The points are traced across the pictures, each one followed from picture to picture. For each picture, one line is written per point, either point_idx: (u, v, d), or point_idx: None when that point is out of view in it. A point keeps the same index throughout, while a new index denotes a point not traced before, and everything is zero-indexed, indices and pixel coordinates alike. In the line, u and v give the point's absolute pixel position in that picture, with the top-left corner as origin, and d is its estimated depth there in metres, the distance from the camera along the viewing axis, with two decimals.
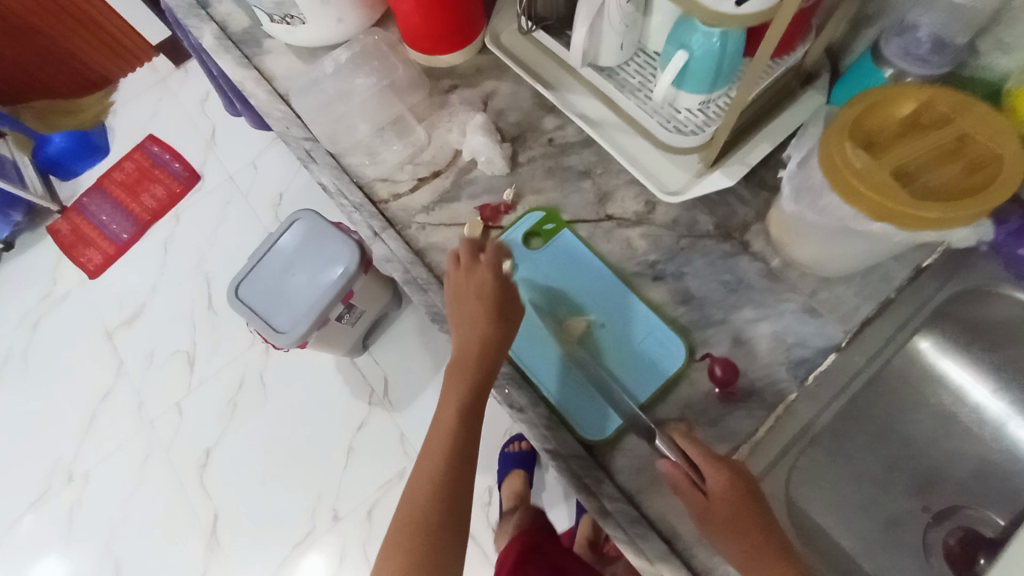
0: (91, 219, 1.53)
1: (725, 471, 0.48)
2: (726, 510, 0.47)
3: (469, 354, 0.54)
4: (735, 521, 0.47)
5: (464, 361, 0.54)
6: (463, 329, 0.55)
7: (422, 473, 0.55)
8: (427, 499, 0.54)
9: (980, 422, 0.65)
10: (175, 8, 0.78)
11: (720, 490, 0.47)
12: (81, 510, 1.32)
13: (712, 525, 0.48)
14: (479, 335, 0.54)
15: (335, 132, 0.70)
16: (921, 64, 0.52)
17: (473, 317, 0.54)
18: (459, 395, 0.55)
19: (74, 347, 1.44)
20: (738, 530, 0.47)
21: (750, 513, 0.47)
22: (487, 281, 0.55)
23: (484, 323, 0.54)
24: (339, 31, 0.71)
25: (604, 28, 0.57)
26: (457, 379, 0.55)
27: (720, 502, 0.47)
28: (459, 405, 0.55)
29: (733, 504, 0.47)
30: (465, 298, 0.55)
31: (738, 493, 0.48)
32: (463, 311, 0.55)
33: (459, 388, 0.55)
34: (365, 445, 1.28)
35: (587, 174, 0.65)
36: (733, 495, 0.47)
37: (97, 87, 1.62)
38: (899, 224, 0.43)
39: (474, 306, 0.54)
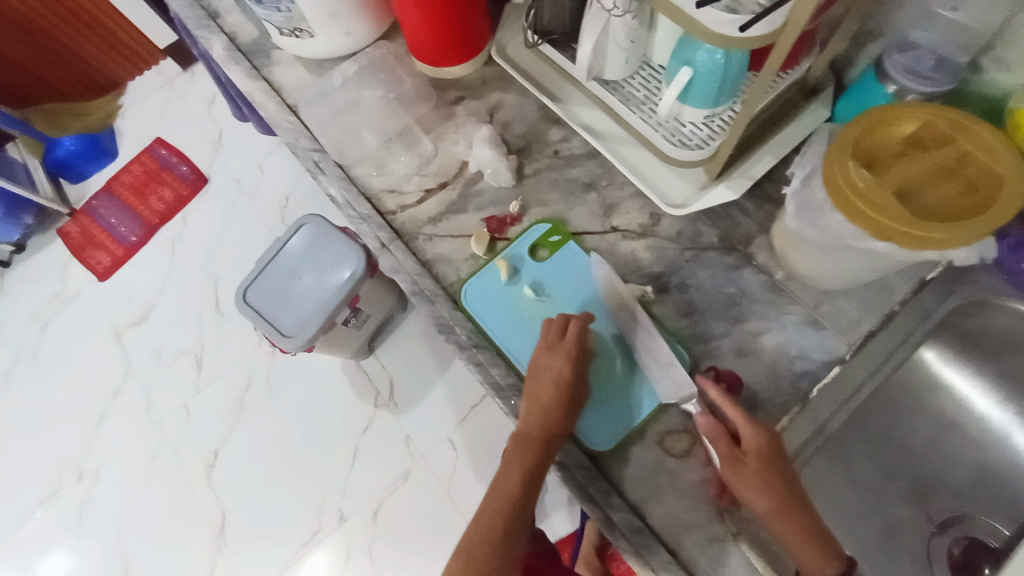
0: (100, 222, 1.55)
1: (757, 425, 0.51)
2: (756, 461, 0.50)
3: (539, 435, 0.53)
4: (763, 472, 0.49)
5: (533, 439, 0.54)
6: (535, 410, 0.54)
7: (474, 530, 0.56)
8: (477, 558, 0.54)
9: (982, 432, 0.66)
10: (185, 19, 0.79)
11: (752, 441, 0.51)
12: (90, 509, 1.33)
13: (743, 476, 0.49)
14: (551, 417, 0.53)
15: (343, 144, 0.71)
16: (924, 80, 0.53)
17: (547, 402, 0.54)
18: (523, 468, 0.54)
19: (83, 348, 1.45)
20: (766, 481, 0.49)
21: (777, 468, 0.50)
22: (567, 369, 0.54)
23: (558, 408, 0.54)
24: (347, 43, 0.72)
25: (609, 44, 0.57)
26: (522, 452, 0.54)
27: (751, 454, 0.50)
28: (521, 474, 0.55)
29: (762, 455, 0.50)
30: (541, 380, 0.55)
31: (769, 448, 0.51)
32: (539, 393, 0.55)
33: (523, 460, 0.54)
34: (370, 447, 1.29)
35: (592, 186, 0.66)
36: (763, 447, 0.50)
37: (106, 90, 1.64)
38: (900, 243, 0.44)
39: (551, 389, 0.54)
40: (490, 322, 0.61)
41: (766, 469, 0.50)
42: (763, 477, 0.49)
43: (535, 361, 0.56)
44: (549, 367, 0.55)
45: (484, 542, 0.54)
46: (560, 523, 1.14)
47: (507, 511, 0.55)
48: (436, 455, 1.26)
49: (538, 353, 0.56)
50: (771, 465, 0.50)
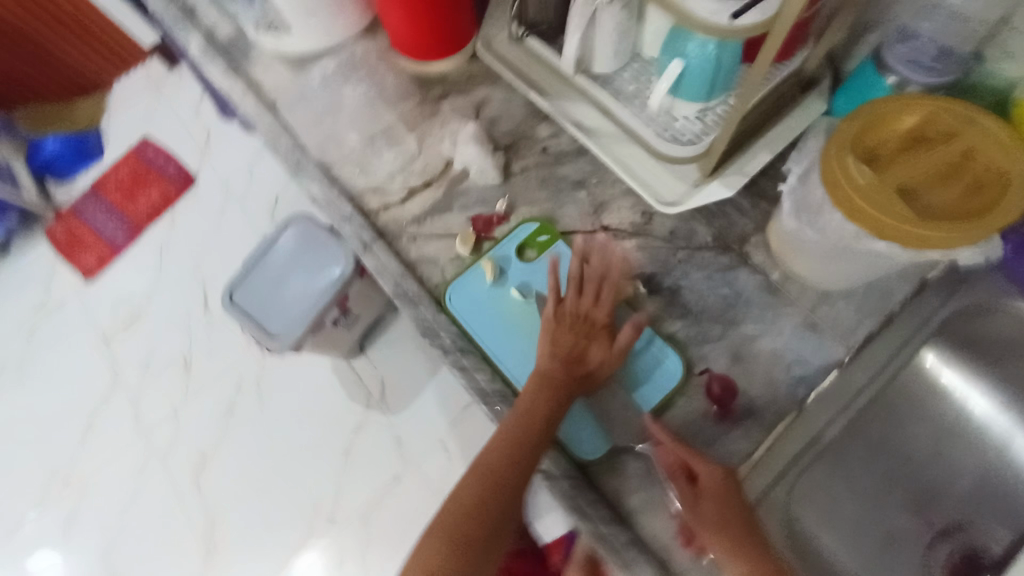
0: (87, 222, 1.52)
1: (715, 463, 0.49)
2: (714, 502, 0.48)
3: (566, 379, 0.53)
4: (721, 513, 0.48)
5: (558, 382, 0.53)
6: (565, 358, 0.54)
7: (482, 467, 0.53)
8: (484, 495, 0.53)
9: (985, 437, 0.64)
10: (163, 14, 0.76)
11: (709, 482, 0.49)
12: (78, 515, 1.31)
13: (700, 520, 0.48)
14: (579, 368, 0.54)
15: (324, 142, 0.68)
16: (925, 71, 0.51)
17: (572, 349, 0.54)
18: (545, 412, 0.52)
19: (70, 351, 1.43)
20: (723, 525, 0.47)
21: (735, 508, 0.48)
22: (599, 324, 0.56)
23: (589, 358, 0.54)
24: (327, 37, 0.70)
25: (598, 36, 0.55)
26: (545, 392, 0.53)
27: (708, 495, 0.48)
28: (544, 421, 0.52)
29: (720, 495, 0.48)
30: (571, 330, 0.55)
31: (727, 486, 0.49)
32: (572, 342, 0.55)
33: (546, 404, 0.52)
34: (362, 452, 1.27)
35: (582, 184, 0.63)
36: (721, 486, 0.49)
37: (89, 91, 1.60)
38: (904, 243, 0.41)
39: (582, 344, 0.55)
40: (476, 325, 0.59)
41: (721, 513, 0.48)
42: (718, 523, 0.47)
43: (559, 304, 0.56)
44: (588, 315, 0.56)
45: (490, 482, 0.53)
46: None
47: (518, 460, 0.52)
48: (429, 459, 1.24)
49: (560, 297, 0.57)
50: (726, 511, 0.48)
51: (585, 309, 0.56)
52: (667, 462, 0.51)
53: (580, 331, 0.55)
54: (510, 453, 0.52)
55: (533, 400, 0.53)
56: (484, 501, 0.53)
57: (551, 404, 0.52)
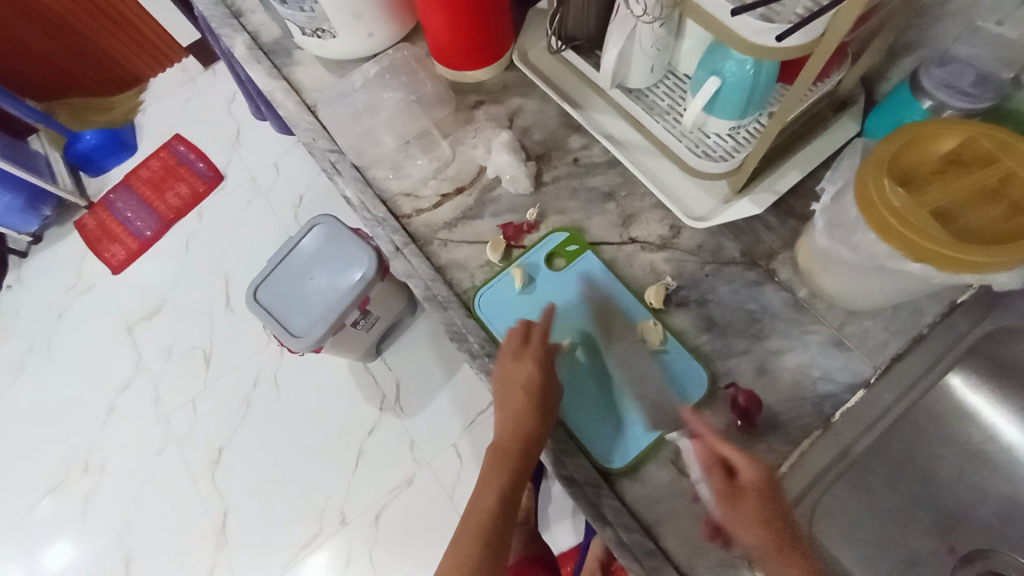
0: (117, 216, 1.56)
1: (755, 459, 0.48)
2: (755, 500, 0.47)
3: (511, 448, 0.54)
4: (762, 511, 0.47)
5: (507, 450, 0.55)
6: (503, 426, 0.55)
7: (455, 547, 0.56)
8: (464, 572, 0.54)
9: (1008, 461, 0.64)
10: (209, 17, 0.79)
11: (748, 478, 0.48)
12: (94, 500, 1.34)
13: (738, 515, 0.47)
14: (521, 436, 0.54)
15: (361, 146, 0.70)
16: (961, 96, 0.51)
17: (511, 414, 0.54)
18: (501, 481, 0.56)
19: (94, 339, 1.46)
20: (763, 523, 0.46)
21: (777, 509, 0.47)
22: (533, 381, 0.54)
23: (528, 416, 0.53)
24: (368, 45, 0.72)
25: (636, 51, 0.56)
26: (499, 465, 0.55)
27: (748, 491, 0.47)
28: (500, 490, 0.56)
29: (760, 492, 0.47)
30: (509, 394, 0.54)
31: (767, 485, 0.48)
32: (506, 407, 0.55)
33: (500, 473, 0.56)
34: (374, 451, 1.28)
35: (612, 196, 0.64)
36: (762, 484, 0.48)
37: (129, 86, 1.66)
38: (938, 265, 0.42)
39: (521, 407, 0.54)
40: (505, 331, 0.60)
41: (760, 513, 0.47)
42: (757, 522, 0.46)
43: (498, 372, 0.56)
44: (518, 372, 0.55)
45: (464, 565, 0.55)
46: (563, 535, 1.13)
47: (487, 526, 0.56)
48: (440, 460, 1.25)
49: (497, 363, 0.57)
50: (767, 512, 0.47)
51: (515, 369, 0.55)
52: (701, 455, 0.50)
53: (515, 393, 0.54)
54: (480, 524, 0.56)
55: (489, 470, 0.56)
56: None
57: (505, 471, 0.55)
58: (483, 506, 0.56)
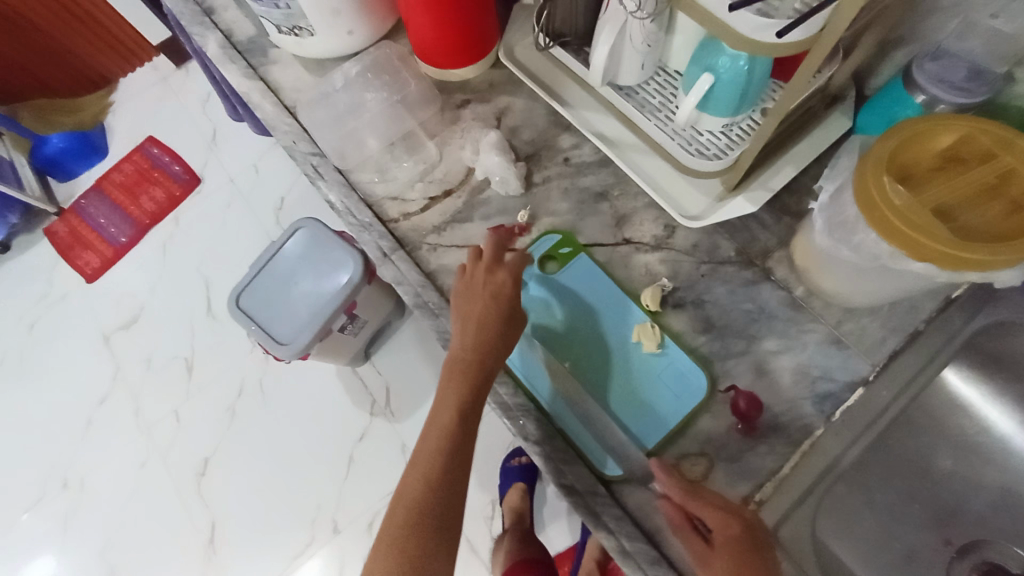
0: (88, 221, 1.51)
1: (730, 514, 0.46)
2: (729, 555, 0.45)
3: (471, 359, 0.53)
4: (738, 569, 0.44)
5: (464, 360, 0.53)
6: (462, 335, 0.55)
7: (414, 468, 0.54)
8: (421, 496, 0.52)
9: (1003, 451, 0.64)
10: (179, 15, 0.75)
11: (722, 533, 0.46)
12: (75, 517, 1.29)
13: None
14: (482, 340, 0.53)
15: (343, 149, 0.68)
16: (955, 91, 0.51)
17: (476, 320, 0.54)
18: (458, 393, 0.53)
19: (69, 351, 1.41)
20: None
21: (754, 566, 0.44)
22: (500, 292, 0.55)
23: (494, 321, 0.54)
24: (348, 42, 0.69)
25: (627, 49, 0.55)
26: (456, 382, 0.53)
27: (722, 547, 0.45)
28: (458, 410, 0.53)
29: (736, 549, 0.45)
30: (477, 301, 0.55)
31: (745, 536, 0.46)
32: (470, 313, 0.55)
33: (457, 390, 0.53)
34: (365, 457, 1.26)
35: (604, 196, 0.63)
36: (736, 539, 0.45)
37: (97, 86, 1.59)
38: (942, 265, 0.41)
39: (481, 316, 0.54)
40: None
41: (738, 571, 0.44)
42: None
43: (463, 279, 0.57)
44: (486, 280, 0.56)
45: (419, 494, 0.52)
46: (558, 536, 1.12)
47: (444, 445, 0.53)
48: None
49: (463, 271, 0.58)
50: (745, 569, 0.44)
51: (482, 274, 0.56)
52: (674, 514, 0.48)
53: (480, 298, 0.55)
54: (433, 465, 0.53)
55: (444, 395, 0.54)
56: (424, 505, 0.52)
57: (460, 387, 0.53)
58: (440, 426, 0.54)
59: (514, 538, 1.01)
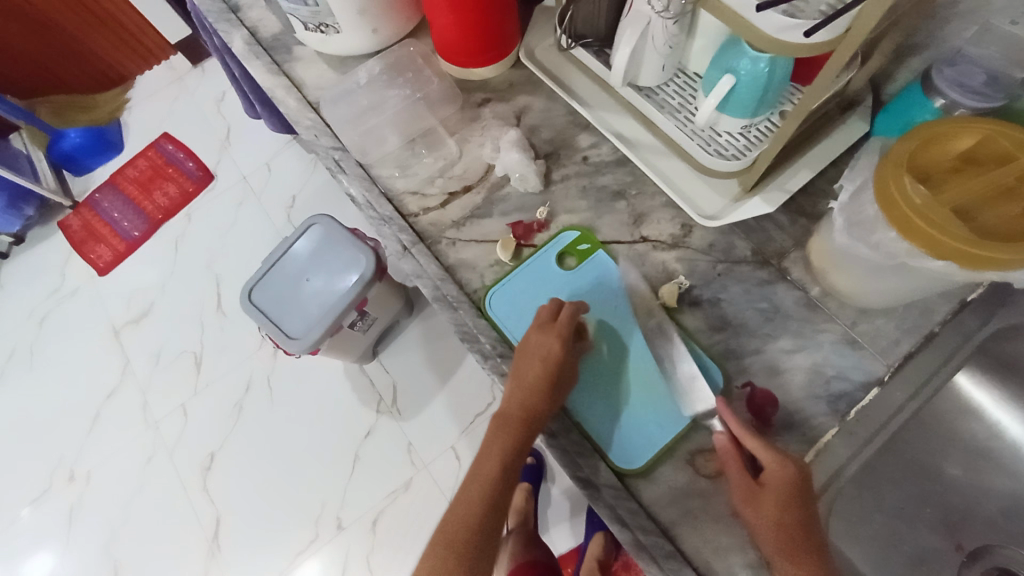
0: (102, 216, 1.52)
1: (788, 457, 0.48)
2: (775, 493, 0.47)
3: (518, 417, 0.53)
4: (781, 505, 0.46)
5: (511, 417, 0.53)
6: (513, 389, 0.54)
7: (453, 513, 0.54)
8: (460, 541, 0.52)
9: (1013, 457, 0.64)
10: (205, 12, 0.77)
11: (777, 474, 0.47)
12: (80, 509, 1.30)
13: (757, 508, 0.47)
14: (532, 398, 0.52)
15: (365, 145, 0.69)
16: (974, 94, 0.52)
17: (526, 378, 0.53)
18: (504, 447, 0.54)
19: (80, 343, 1.42)
20: (781, 518, 0.46)
21: (798, 508, 0.47)
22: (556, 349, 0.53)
23: (544, 384, 0.52)
24: (371, 41, 0.70)
25: (648, 51, 0.56)
26: (503, 434, 0.54)
27: (771, 485, 0.47)
28: (502, 459, 0.54)
29: (787, 489, 0.47)
30: (530, 358, 0.54)
31: (796, 484, 0.47)
32: (521, 372, 0.54)
33: (504, 442, 0.54)
34: (371, 455, 1.26)
35: (621, 195, 0.64)
36: (790, 480, 0.47)
37: (114, 83, 1.62)
38: (961, 263, 0.42)
39: (532, 375, 0.53)
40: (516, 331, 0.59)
41: (780, 506, 0.46)
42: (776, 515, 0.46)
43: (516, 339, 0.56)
44: (535, 339, 0.54)
45: (456, 541, 0.52)
46: (561, 539, 1.12)
47: (485, 493, 0.53)
48: (438, 464, 1.24)
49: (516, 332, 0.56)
50: (789, 505, 0.46)
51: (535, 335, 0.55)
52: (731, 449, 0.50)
53: (531, 358, 0.54)
54: (473, 512, 0.53)
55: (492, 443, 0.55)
56: (461, 549, 0.52)
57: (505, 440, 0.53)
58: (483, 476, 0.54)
59: (518, 540, 0.99)
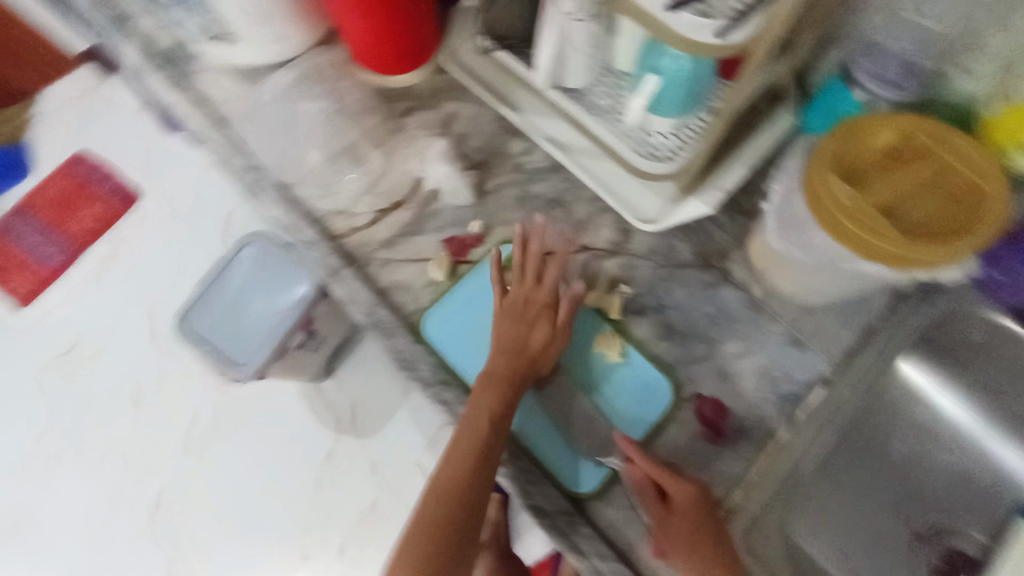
0: (15, 245, 1.39)
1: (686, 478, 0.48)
2: (686, 520, 0.46)
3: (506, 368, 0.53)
4: (694, 532, 0.46)
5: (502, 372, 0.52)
6: (494, 378, 0.52)
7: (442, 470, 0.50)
8: (450, 496, 0.49)
9: (957, 434, 0.66)
10: (93, 23, 0.69)
11: (679, 499, 0.47)
12: (15, 567, 1.19)
13: (672, 540, 0.46)
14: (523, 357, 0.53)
15: (282, 163, 0.64)
16: (889, 86, 0.54)
17: (517, 336, 0.54)
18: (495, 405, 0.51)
19: (0, 387, 1.30)
20: (695, 547, 0.45)
21: (708, 529, 0.46)
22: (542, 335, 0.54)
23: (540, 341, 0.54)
24: (280, 50, 0.65)
25: (571, 52, 0.53)
26: (491, 390, 0.52)
27: (679, 513, 0.47)
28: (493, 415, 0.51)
29: (692, 515, 0.46)
30: (519, 320, 0.55)
31: (699, 506, 0.47)
32: (518, 328, 0.54)
33: (495, 398, 0.51)
34: (333, 478, 1.21)
35: (558, 203, 0.61)
36: (693, 504, 0.47)
37: (15, 98, 1.47)
38: (890, 263, 0.41)
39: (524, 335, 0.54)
40: (457, 354, 0.57)
41: (693, 532, 0.46)
42: (690, 543, 0.45)
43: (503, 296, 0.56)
44: (533, 298, 0.55)
45: (448, 497, 0.49)
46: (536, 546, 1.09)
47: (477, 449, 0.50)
48: (404, 482, 1.19)
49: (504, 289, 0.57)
50: (699, 530, 0.46)
51: (527, 294, 0.56)
52: (637, 480, 0.49)
53: (523, 318, 0.55)
54: (465, 464, 0.49)
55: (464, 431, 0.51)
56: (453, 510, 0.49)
57: (494, 403, 0.51)
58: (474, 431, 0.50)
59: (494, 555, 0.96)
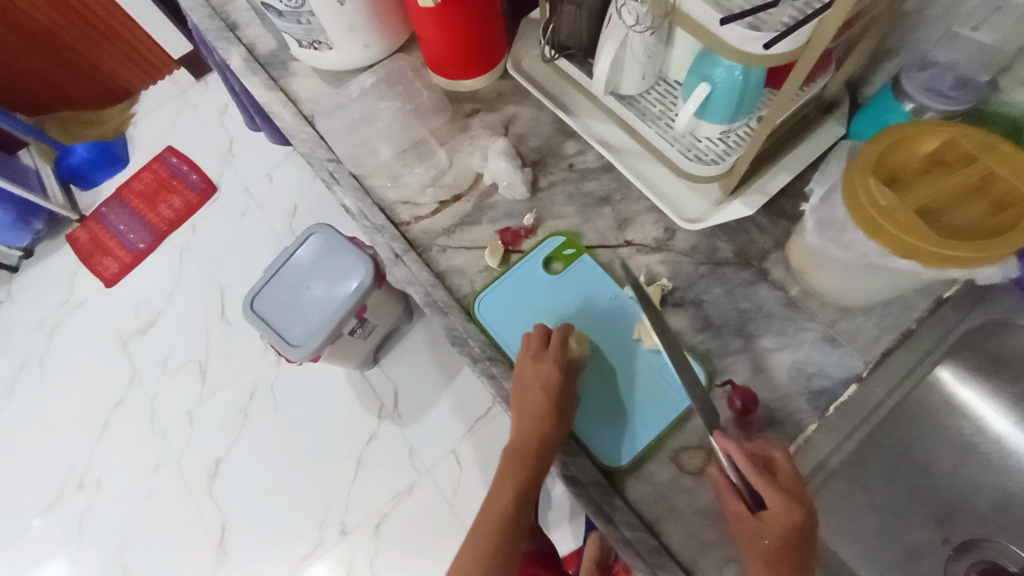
0: (109, 228, 1.56)
1: (795, 503, 0.47)
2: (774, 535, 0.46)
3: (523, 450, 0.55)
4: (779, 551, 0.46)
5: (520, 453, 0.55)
6: (512, 461, 0.56)
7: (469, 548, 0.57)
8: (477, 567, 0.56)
9: (1001, 453, 0.65)
10: (204, 30, 0.80)
11: (776, 517, 0.46)
12: (89, 518, 1.32)
13: (753, 543, 0.47)
14: (538, 431, 0.54)
15: (358, 156, 0.71)
16: (941, 98, 0.53)
17: (531, 422, 0.55)
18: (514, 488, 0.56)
19: (87, 354, 1.45)
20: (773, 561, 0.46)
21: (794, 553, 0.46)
22: (558, 425, 0.54)
23: (548, 427, 0.54)
24: (363, 56, 0.73)
25: (628, 61, 0.58)
26: (512, 472, 0.56)
27: (770, 526, 0.46)
28: (512, 495, 0.57)
29: (784, 534, 0.46)
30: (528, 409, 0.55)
31: (795, 531, 0.46)
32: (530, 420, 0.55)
33: (515, 480, 0.56)
34: (374, 459, 1.28)
35: (607, 201, 0.65)
36: (790, 527, 0.46)
37: (121, 98, 1.66)
38: (926, 261, 0.43)
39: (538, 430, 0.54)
40: (505, 335, 0.61)
41: (777, 550, 0.46)
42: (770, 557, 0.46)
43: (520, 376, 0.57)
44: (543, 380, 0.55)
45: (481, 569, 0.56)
46: (563, 540, 1.13)
47: (501, 529, 0.56)
48: (439, 468, 1.25)
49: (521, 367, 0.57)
50: (785, 551, 0.46)
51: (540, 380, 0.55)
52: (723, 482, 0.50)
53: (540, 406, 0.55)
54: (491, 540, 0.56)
55: (492, 508, 0.57)
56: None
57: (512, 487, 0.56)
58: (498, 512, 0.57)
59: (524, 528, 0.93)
